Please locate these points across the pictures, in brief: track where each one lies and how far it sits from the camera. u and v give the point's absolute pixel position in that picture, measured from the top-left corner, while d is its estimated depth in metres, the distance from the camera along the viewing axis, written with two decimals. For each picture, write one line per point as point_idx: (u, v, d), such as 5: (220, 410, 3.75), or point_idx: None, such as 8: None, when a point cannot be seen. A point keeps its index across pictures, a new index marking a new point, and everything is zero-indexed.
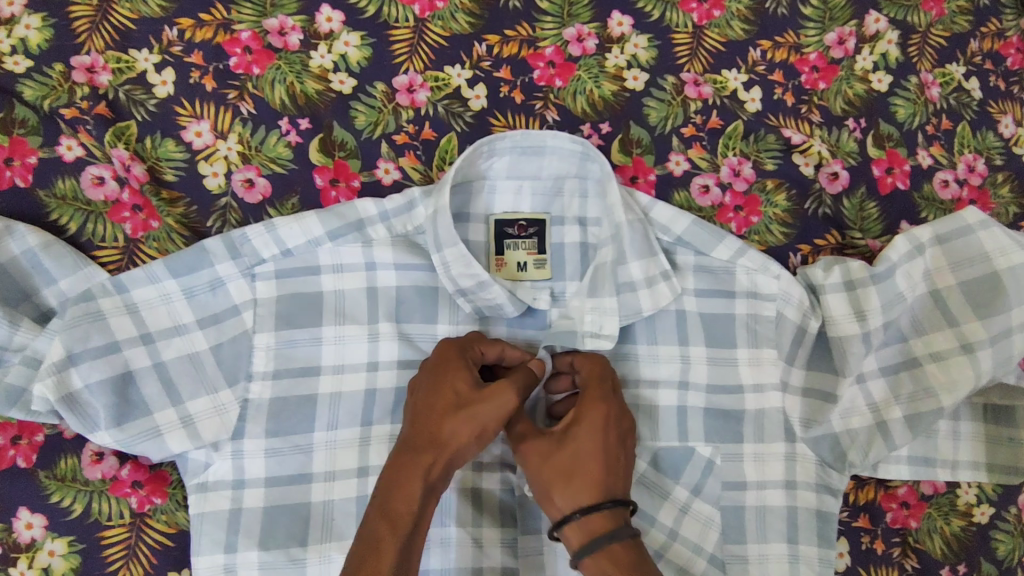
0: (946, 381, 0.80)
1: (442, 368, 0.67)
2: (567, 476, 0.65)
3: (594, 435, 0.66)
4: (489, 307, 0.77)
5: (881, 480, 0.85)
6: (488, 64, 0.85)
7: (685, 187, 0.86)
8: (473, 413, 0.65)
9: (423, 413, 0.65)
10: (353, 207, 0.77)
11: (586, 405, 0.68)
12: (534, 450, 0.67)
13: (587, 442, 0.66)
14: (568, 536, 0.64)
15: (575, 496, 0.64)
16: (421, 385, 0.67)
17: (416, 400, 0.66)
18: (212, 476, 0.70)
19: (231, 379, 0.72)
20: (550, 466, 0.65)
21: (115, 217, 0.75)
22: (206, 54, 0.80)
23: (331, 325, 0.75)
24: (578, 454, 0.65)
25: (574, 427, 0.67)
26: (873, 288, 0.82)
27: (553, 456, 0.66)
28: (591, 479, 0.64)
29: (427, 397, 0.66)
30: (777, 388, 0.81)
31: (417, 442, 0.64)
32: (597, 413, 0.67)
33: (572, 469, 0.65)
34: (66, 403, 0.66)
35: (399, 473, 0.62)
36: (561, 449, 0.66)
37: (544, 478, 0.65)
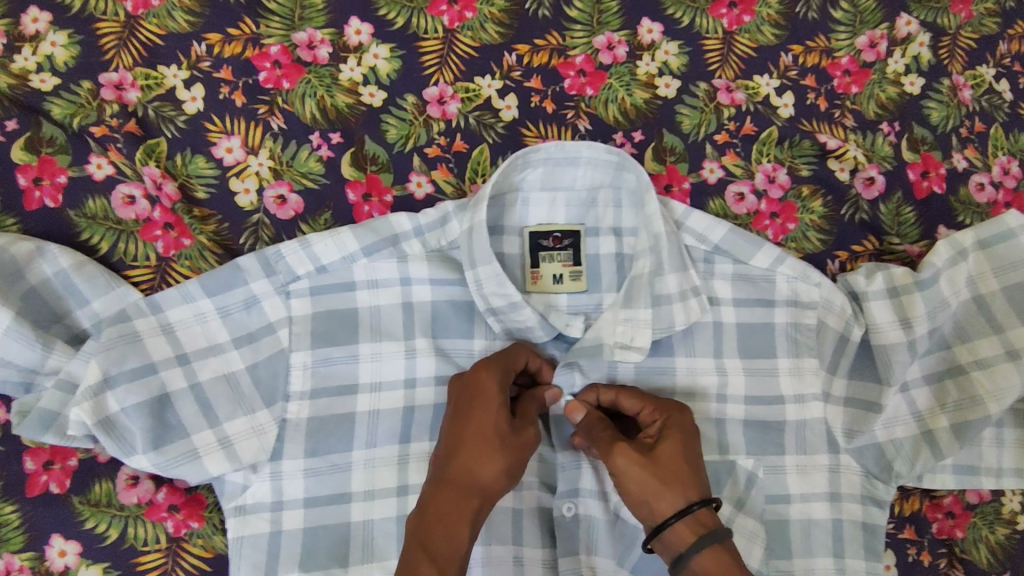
0: (993, 388, 0.78)
1: (486, 401, 0.64)
2: (673, 473, 0.64)
3: (686, 442, 0.66)
4: (519, 328, 0.76)
5: (926, 490, 0.84)
6: (519, 74, 0.84)
7: (720, 195, 0.85)
8: (514, 452, 0.63)
9: (466, 448, 0.62)
10: (388, 221, 0.76)
11: (671, 413, 0.69)
12: (630, 453, 0.65)
13: (680, 442, 0.66)
14: (676, 535, 0.62)
15: (685, 492, 0.63)
16: (461, 418, 0.64)
17: (456, 436, 0.63)
18: (251, 499, 0.69)
19: (269, 399, 0.70)
20: (655, 466, 0.64)
21: (146, 236, 0.74)
22: (235, 68, 0.79)
23: (367, 342, 0.74)
24: (678, 455, 0.65)
25: (665, 435, 0.66)
26: (917, 295, 0.80)
27: (654, 457, 0.64)
28: (693, 476, 0.64)
29: (471, 435, 0.62)
30: (819, 399, 0.79)
31: (462, 483, 0.61)
32: (685, 419, 0.68)
33: (671, 466, 0.64)
34: (103, 426, 0.65)
35: (445, 516, 0.59)
36: (660, 450, 0.65)
37: (649, 477, 0.63)
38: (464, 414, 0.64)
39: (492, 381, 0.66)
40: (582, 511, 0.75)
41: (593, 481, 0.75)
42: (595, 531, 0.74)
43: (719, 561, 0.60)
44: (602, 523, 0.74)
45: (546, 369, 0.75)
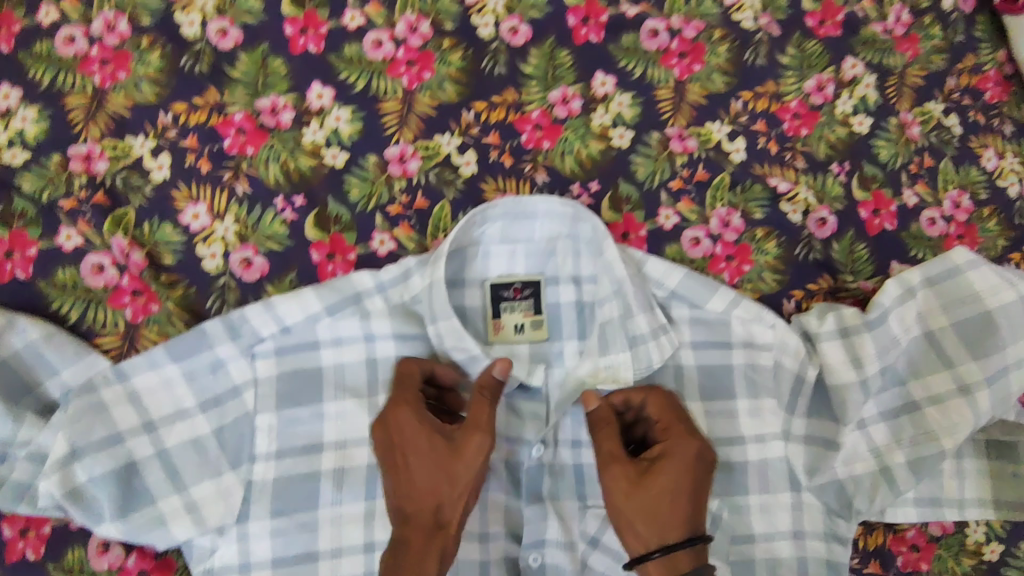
0: (946, 424, 0.80)
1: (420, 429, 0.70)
2: (657, 510, 0.69)
3: (683, 476, 0.70)
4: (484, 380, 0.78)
5: (890, 524, 0.85)
6: (477, 131, 0.87)
7: (676, 240, 0.88)
8: (454, 467, 0.68)
9: (411, 477, 0.68)
10: (349, 280, 0.77)
11: (679, 440, 0.72)
12: (622, 480, 0.71)
13: (677, 477, 0.70)
14: (648, 569, 0.69)
15: (666, 531, 0.69)
16: (407, 454, 0.69)
17: (402, 463, 0.69)
18: (219, 561, 0.71)
19: (235, 461, 0.72)
20: (640, 498, 0.70)
21: (116, 303, 0.76)
22: (201, 136, 0.82)
23: (332, 401, 0.75)
24: (669, 490, 0.70)
25: (663, 467, 0.71)
26: (867, 335, 0.81)
27: (642, 489, 0.70)
28: (682, 519, 0.69)
29: (411, 464, 0.69)
30: (778, 438, 0.81)
31: (420, 512, 0.67)
32: (690, 448, 0.72)
33: (663, 502, 0.70)
34: (72, 497, 0.67)
35: (412, 551, 0.66)
36: (653, 482, 0.70)
37: (634, 509, 0.70)
38: (409, 450, 0.69)
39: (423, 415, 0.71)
40: (549, 561, 0.76)
41: (559, 531, 0.77)
42: None
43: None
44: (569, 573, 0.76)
45: (441, 371, 0.76)
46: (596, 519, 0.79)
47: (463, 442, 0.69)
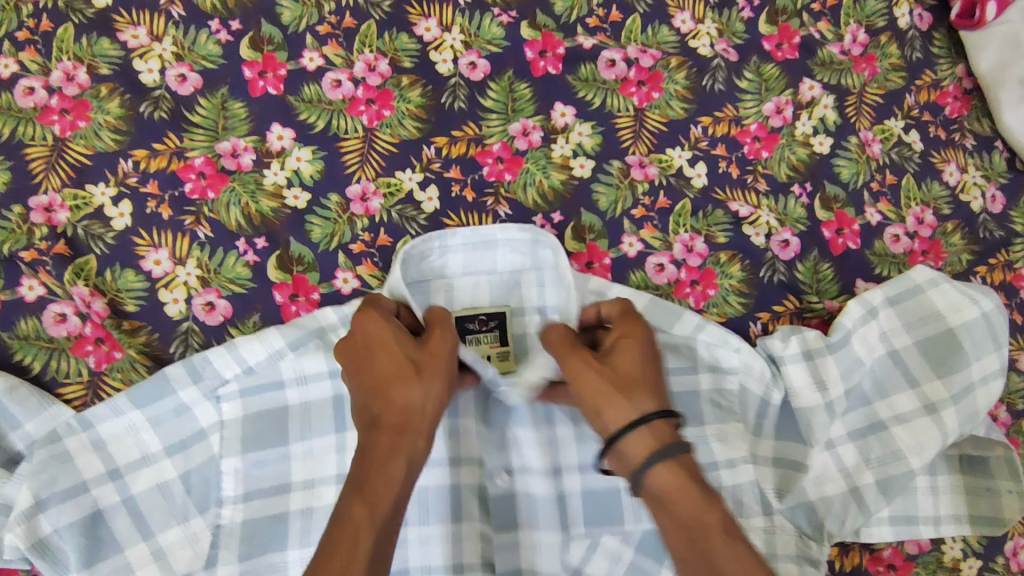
0: (913, 443, 0.79)
1: (382, 337, 0.66)
2: (629, 380, 0.64)
3: (644, 352, 0.66)
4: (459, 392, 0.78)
5: (865, 544, 0.85)
6: (438, 166, 0.88)
7: (641, 266, 0.88)
8: (425, 368, 0.65)
9: (375, 383, 0.64)
10: (313, 316, 0.79)
11: (631, 322, 0.70)
12: (583, 364, 0.65)
13: (642, 354, 0.66)
14: (630, 446, 0.60)
15: (643, 405, 0.62)
16: (372, 356, 0.66)
17: (362, 367, 0.65)
18: None
19: (202, 506, 0.72)
20: (606, 373, 0.64)
21: (78, 352, 0.76)
22: (161, 181, 0.82)
23: (299, 440, 0.75)
24: (634, 361, 0.65)
25: (625, 343, 0.66)
26: (829, 357, 0.82)
27: (608, 366, 0.65)
28: (656, 392, 0.63)
29: (374, 364, 0.65)
30: (751, 462, 0.80)
31: (390, 419, 0.62)
32: (643, 329, 0.69)
33: (634, 377, 0.64)
34: (37, 549, 0.66)
35: (380, 458, 0.60)
36: (613, 361, 0.66)
37: (603, 385, 0.63)
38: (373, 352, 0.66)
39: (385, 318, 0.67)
40: None
41: (537, 561, 0.77)
42: None
43: (673, 480, 0.58)
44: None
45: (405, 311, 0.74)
46: (577, 547, 0.78)
47: (433, 344, 0.67)
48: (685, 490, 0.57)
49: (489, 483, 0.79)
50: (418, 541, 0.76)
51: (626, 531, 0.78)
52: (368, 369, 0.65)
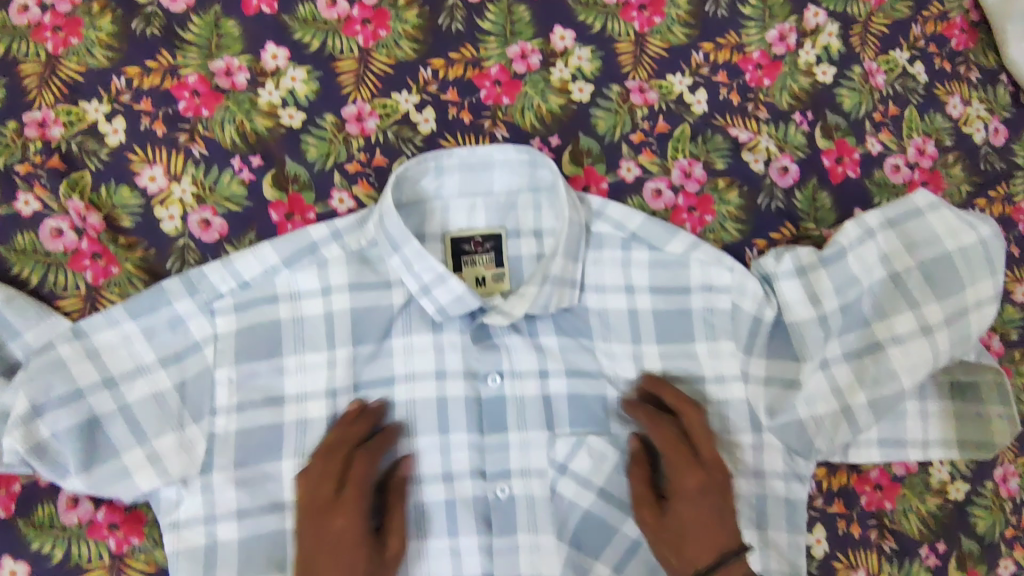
0: (906, 363, 0.79)
1: (353, 508, 0.71)
2: (682, 540, 0.73)
3: (698, 502, 0.74)
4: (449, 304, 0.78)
5: (853, 465, 0.86)
6: (435, 88, 0.87)
7: (638, 192, 0.88)
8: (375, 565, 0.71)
9: (326, 549, 0.69)
10: (306, 231, 0.80)
11: (683, 467, 0.76)
12: (649, 519, 0.75)
13: (694, 505, 0.74)
14: None
15: (695, 560, 0.73)
16: (333, 524, 0.70)
17: (324, 524, 0.70)
18: (184, 514, 0.73)
19: (196, 415, 0.74)
20: (665, 532, 0.74)
21: (76, 267, 0.76)
22: (155, 99, 0.81)
23: (291, 354, 0.78)
24: (693, 519, 0.74)
25: (678, 498, 0.75)
26: (823, 271, 0.82)
27: (666, 524, 0.75)
28: (712, 541, 0.73)
29: (334, 529, 0.70)
30: (737, 379, 0.83)
31: None
32: (694, 477, 0.75)
33: (684, 532, 0.74)
34: (36, 453, 0.68)
35: None
36: (671, 520, 0.74)
37: (664, 541, 0.74)
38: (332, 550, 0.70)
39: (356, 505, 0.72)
40: (517, 493, 0.79)
41: (525, 464, 0.80)
42: (534, 508, 0.79)
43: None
44: (540, 501, 0.79)
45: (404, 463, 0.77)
46: (565, 446, 0.81)
47: (391, 545, 0.72)
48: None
49: (483, 391, 0.81)
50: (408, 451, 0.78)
51: (613, 433, 0.82)
52: (328, 530, 0.70)
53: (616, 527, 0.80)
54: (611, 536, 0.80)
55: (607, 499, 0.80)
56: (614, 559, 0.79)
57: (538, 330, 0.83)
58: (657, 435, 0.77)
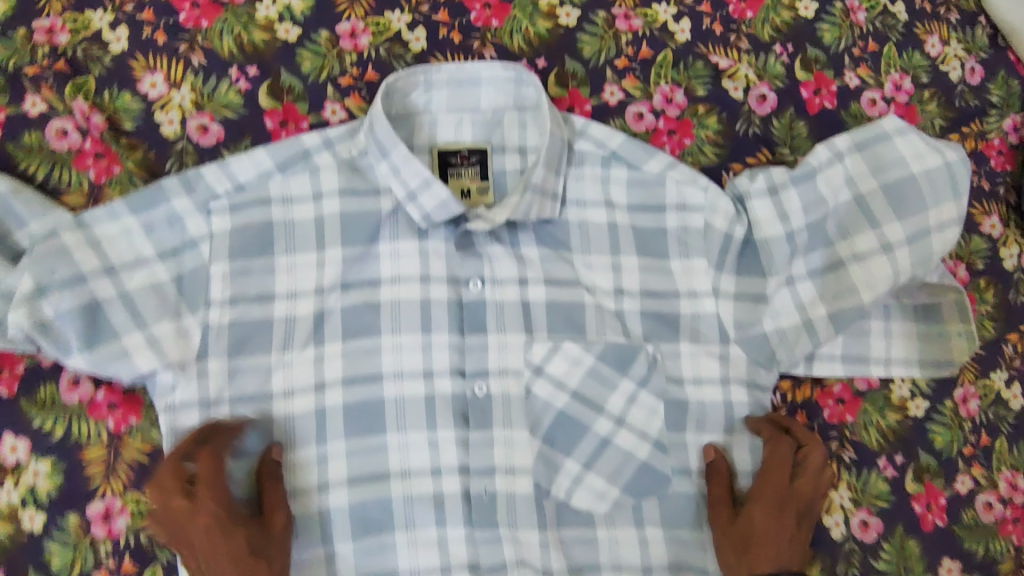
0: (867, 280, 0.83)
1: (220, 509, 0.72)
2: (747, 540, 0.79)
3: (772, 511, 0.80)
4: (435, 209, 0.82)
5: (817, 379, 0.91)
6: (426, 9, 0.90)
7: (621, 115, 0.91)
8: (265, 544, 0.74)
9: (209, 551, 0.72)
10: (300, 139, 0.83)
11: (771, 481, 0.82)
12: (721, 516, 0.82)
13: (768, 514, 0.80)
14: None
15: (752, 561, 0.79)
16: (205, 531, 0.72)
17: (196, 534, 0.72)
18: (178, 397, 0.78)
19: (192, 306, 0.79)
20: (733, 531, 0.80)
21: (79, 165, 0.80)
22: (157, 9, 0.85)
23: (283, 254, 0.82)
24: (763, 524, 0.80)
25: (756, 505, 0.81)
26: (793, 190, 0.85)
27: (735, 522, 0.81)
28: (771, 550, 0.79)
29: (208, 532, 0.72)
30: (709, 295, 0.86)
31: None
32: (778, 493, 0.81)
33: (752, 535, 0.79)
34: (40, 329, 0.73)
35: None
36: (740, 520, 0.80)
37: (728, 538, 0.80)
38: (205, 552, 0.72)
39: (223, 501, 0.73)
40: (495, 392, 0.84)
41: (503, 365, 0.84)
42: (510, 406, 0.84)
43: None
44: (515, 400, 0.84)
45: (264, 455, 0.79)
46: (542, 350, 0.85)
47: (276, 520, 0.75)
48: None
49: (464, 295, 0.85)
50: (391, 349, 0.82)
51: (588, 340, 0.86)
52: (201, 538, 0.72)
53: (588, 426, 0.85)
54: (582, 435, 0.85)
55: (579, 401, 0.85)
56: (585, 456, 0.84)
57: (521, 242, 0.88)
58: (773, 453, 0.82)
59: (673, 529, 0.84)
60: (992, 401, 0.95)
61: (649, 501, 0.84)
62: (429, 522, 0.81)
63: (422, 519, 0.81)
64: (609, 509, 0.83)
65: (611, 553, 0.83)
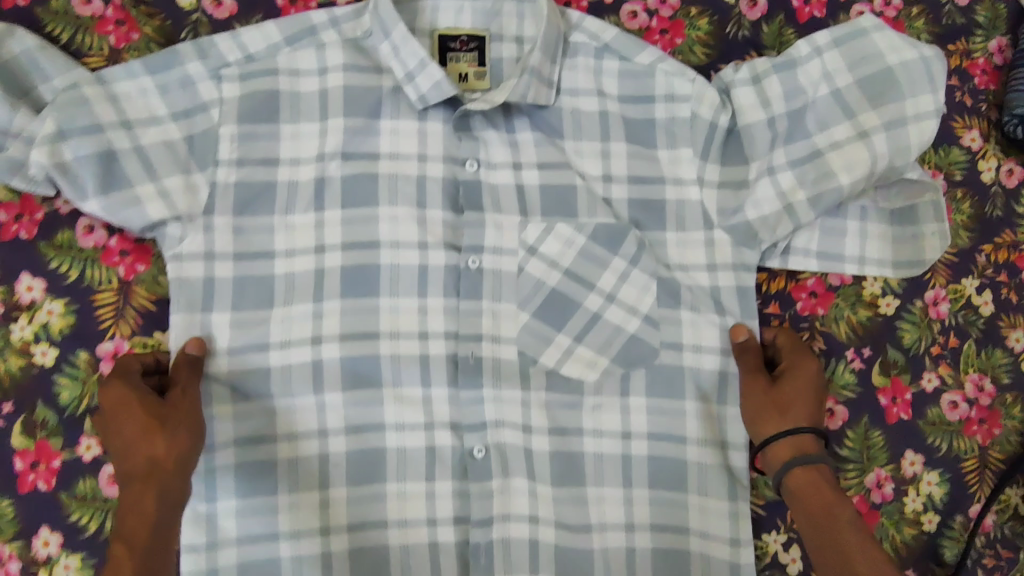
0: (843, 163, 0.87)
1: (129, 397, 0.77)
2: (787, 403, 0.85)
3: (806, 380, 0.87)
4: (434, 88, 0.87)
5: (791, 273, 0.96)
6: None
7: (616, 13, 0.97)
8: (169, 422, 0.75)
9: (122, 435, 0.76)
10: (307, 16, 0.88)
11: (800, 359, 0.89)
12: (757, 384, 0.86)
13: (802, 381, 0.87)
14: (778, 451, 0.84)
15: (795, 420, 0.84)
16: (118, 418, 0.76)
17: (113, 425, 0.77)
18: (186, 248, 0.83)
19: (202, 164, 0.84)
20: (774, 395, 0.85)
21: (100, 30, 0.87)
22: None
23: (288, 123, 0.87)
24: (797, 390, 0.86)
25: (791, 375, 0.87)
26: (775, 77, 0.90)
27: (774, 390, 0.86)
28: (806, 413, 0.85)
29: (122, 417, 0.76)
30: (693, 184, 0.91)
31: (139, 466, 0.74)
32: (809, 368, 0.88)
33: (789, 399, 0.85)
34: (59, 169, 0.79)
35: (131, 500, 0.73)
36: (779, 388, 0.86)
37: (766, 401, 0.85)
38: (120, 442, 0.76)
39: (129, 388, 0.77)
40: (487, 266, 0.89)
41: (495, 240, 0.89)
42: (499, 280, 0.89)
43: (806, 478, 0.81)
44: (506, 276, 0.89)
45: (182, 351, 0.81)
46: (535, 229, 0.90)
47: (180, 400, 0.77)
48: (814, 484, 0.81)
49: (460, 174, 0.90)
50: (388, 219, 0.87)
51: (580, 222, 0.90)
52: (116, 425, 0.76)
53: (579, 302, 0.90)
54: (571, 311, 0.89)
55: (572, 277, 0.90)
56: (574, 329, 0.89)
57: (515, 128, 0.92)
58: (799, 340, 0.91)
59: (655, 399, 0.89)
60: (962, 306, 0.98)
61: (635, 372, 0.89)
62: (416, 380, 0.86)
63: (408, 378, 0.86)
64: (599, 377, 0.88)
65: (592, 420, 0.88)
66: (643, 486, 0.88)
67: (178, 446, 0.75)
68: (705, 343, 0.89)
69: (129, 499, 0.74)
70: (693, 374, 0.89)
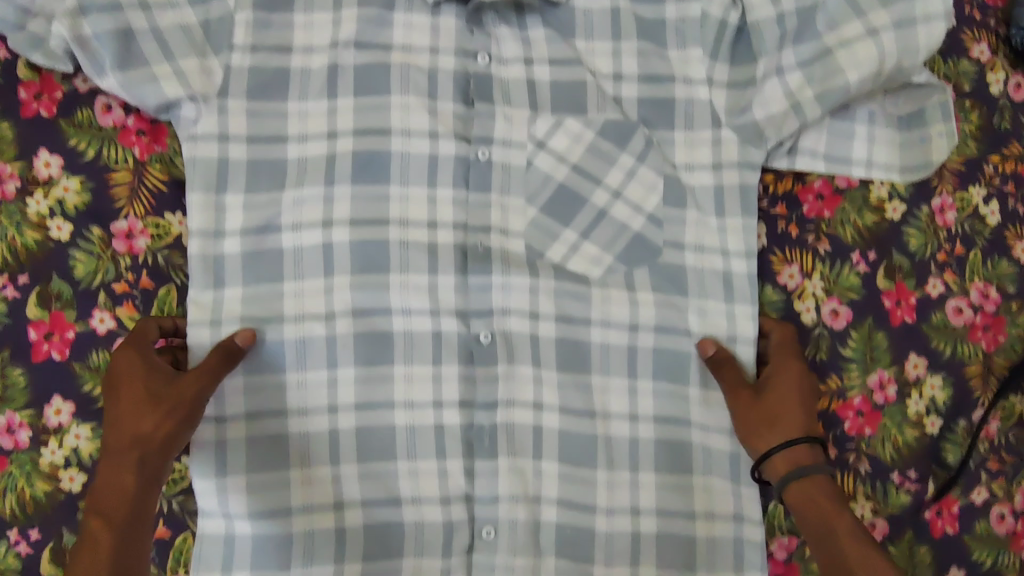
0: (853, 63, 0.87)
1: (135, 371, 0.77)
2: (775, 417, 0.83)
3: (793, 382, 0.85)
4: None
5: (798, 175, 0.97)
6: None
7: None
8: (167, 402, 0.75)
9: (123, 406, 0.76)
10: None
11: (786, 361, 0.87)
12: (745, 398, 0.84)
13: (790, 387, 0.84)
14: (775, 465, 0.82)
15: (784, 433, 0.82)
16: (119, 389, 0.76)
17: (114, 395, 0.77)
18: (201, 129, 0.85)
19: (217, 49, 0.85)
20: (761, 409, 0.83)
21: None
22: None
23: (301, 13, 0.88)
24: (782, 401, 0.83)
25: (776, 382, 0.85)
26: None
27: (761, 402, 0.83)
28: (796, 421, 0.83)
29: (125, 388, 0.76)
30: (703, 83, 0.91)
31: (127, 440, 0.74)
32: (794, 371, 0.85)
33: (779, 408, 0.83)
34: (78, 44, 0.81)
35: (112, 475, 0.73)
36: (766, 399, 0.83)
37: (755, 417, 0.83)
38: (114, 418, 0.76)
39: (141, 357, 0.78)
40: (497, 159, 0.90)
41: (505, 133, 0.90)
42: (508, 176, 0.90)
43: (804, 488, 0.79)
44: (515, 170, 0.90)
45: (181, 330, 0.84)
46: (546, 125, 0.90)
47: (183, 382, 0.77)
48: (818, 494, 0.79)
49: (472, 68, 0.90)
50: (399, 108, 0.88)
51: (588, 118, 0.91)
52: (116, 397, 0.76)
53: (586, 199, 0.90)
54: (580, 207, 0.90)
55: (579, 173, 0.90)
56: (582, 226, 0.90)
57: (528, 25, 0.93)
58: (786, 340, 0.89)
59: (663, 295, 0.89)
60: (970, 214, 0.99)
61: (641, 269, 0.89)
62: (423, 266, 0.86)
63: (416, 262, 0.86)
64: (603, 272, 0.89)
65: (601, 310, 0.89)
66: (649, 378, 0.88)
67: (166, 428, 0.75)
68: (708, 242, 0.90)
69: (110, 470, 0.74)
70: (697, 271, 0.90)
